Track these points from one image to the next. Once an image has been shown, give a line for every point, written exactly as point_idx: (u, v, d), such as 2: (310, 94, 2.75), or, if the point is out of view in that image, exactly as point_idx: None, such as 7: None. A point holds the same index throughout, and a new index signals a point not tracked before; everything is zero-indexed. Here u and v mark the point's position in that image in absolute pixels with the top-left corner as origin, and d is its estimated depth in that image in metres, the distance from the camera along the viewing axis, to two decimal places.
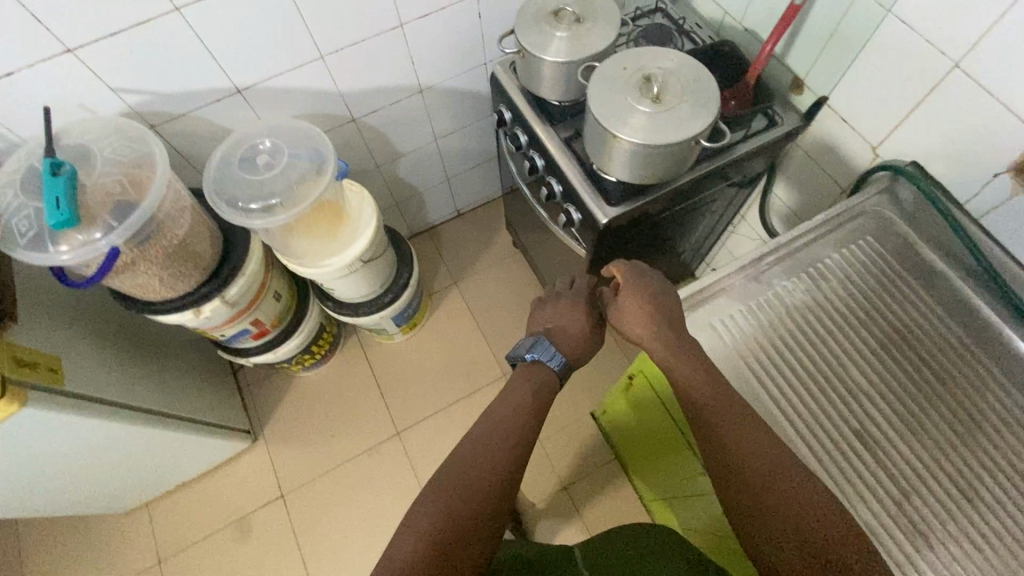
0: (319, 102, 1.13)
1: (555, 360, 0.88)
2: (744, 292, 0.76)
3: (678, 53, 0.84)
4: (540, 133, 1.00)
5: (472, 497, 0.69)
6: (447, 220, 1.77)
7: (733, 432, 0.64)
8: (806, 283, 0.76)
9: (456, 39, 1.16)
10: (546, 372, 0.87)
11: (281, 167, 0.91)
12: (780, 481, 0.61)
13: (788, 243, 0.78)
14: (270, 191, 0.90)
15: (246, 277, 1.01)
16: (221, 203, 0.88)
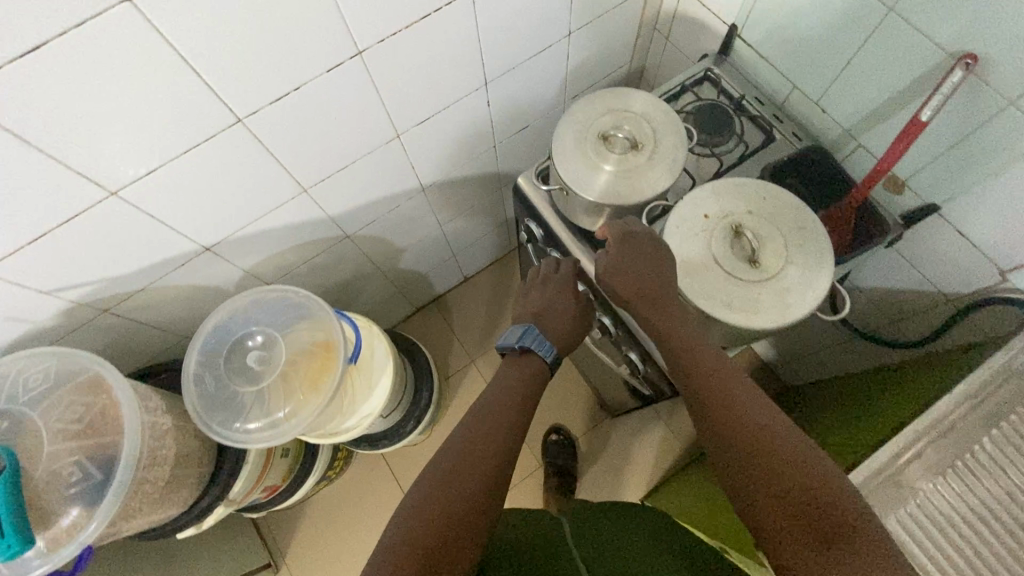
0: (306, 232, 0.93)
1: (544, 347, 0.77)
2: (883, 502, 0.66)
3: (770, 187, 0.66)
4: (586, 264, 0.82)
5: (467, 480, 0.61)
6: (455, 287, 1.59)
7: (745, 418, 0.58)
8: (954, 488, 0.65)
9: (462, 133, 0.96)
10: (531, 364, 0.77)
11: (280, 364, 0.75)
12: (787, 471, 0.52)
13: (924, 429, 0.68)
14: (270, 398, 0.74)
15: (250, 466, 0.84)
16: (213, 426, 0.71)
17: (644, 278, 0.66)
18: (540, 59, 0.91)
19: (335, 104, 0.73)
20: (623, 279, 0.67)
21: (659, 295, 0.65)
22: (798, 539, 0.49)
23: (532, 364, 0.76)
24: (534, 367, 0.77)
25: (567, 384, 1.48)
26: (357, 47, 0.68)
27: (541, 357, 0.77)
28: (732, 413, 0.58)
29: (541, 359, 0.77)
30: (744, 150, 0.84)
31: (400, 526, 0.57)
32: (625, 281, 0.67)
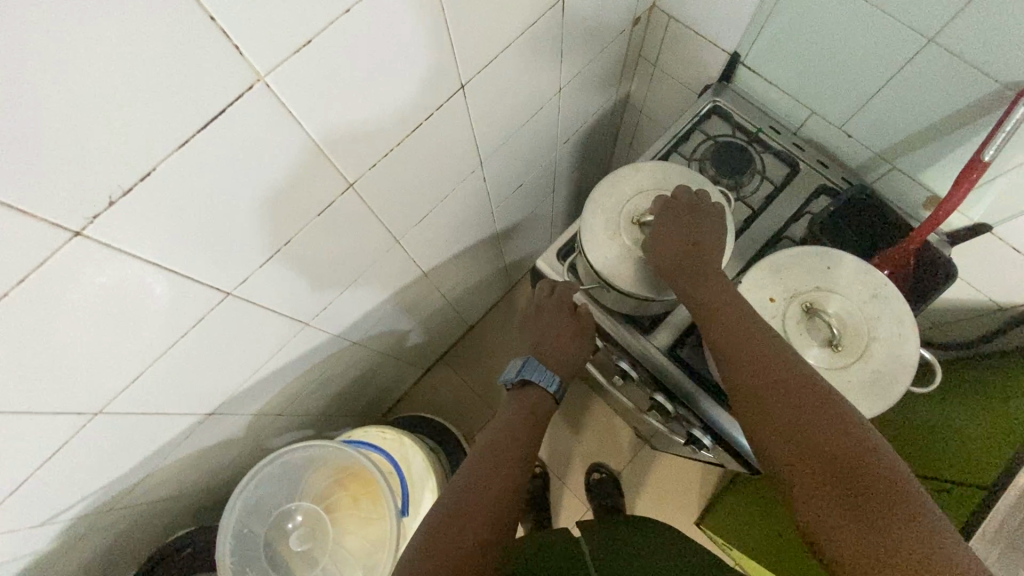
0: (313, 356, 0.83)
1: (545, 377, 0.74)
2: None
3: (831, 252, 0.61)
4: (631, 345, 0.76)
5: (488, 490, 0.59)
6: (462, 337, 1.51)
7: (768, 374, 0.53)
8: None
9: (462, 213, 0.87)
10: (535, 397, 0.73)
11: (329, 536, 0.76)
12: (815, 424, 0.49)
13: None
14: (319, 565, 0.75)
15: None
16: None
17: (681, 252, 0.62)
18: (531, 121, 0.82)
19: (328, 240, 0.64)
20: (661, 251, 0.61)
21: (693, 263, 0.62)
22: (825, 495, 0.46)
23: (533, 397, 0.73)
24: (538, 399, 0.73)
25: (598, 419, 1.43)
26: (346, 181, 0.58)
27: (543, 388, 0.74)
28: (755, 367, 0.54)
29: (543, 389, 0.74)
30: (771, 189, 0.78)
31: (434, 525, 0.55)
32: (663, 251, 0.61)
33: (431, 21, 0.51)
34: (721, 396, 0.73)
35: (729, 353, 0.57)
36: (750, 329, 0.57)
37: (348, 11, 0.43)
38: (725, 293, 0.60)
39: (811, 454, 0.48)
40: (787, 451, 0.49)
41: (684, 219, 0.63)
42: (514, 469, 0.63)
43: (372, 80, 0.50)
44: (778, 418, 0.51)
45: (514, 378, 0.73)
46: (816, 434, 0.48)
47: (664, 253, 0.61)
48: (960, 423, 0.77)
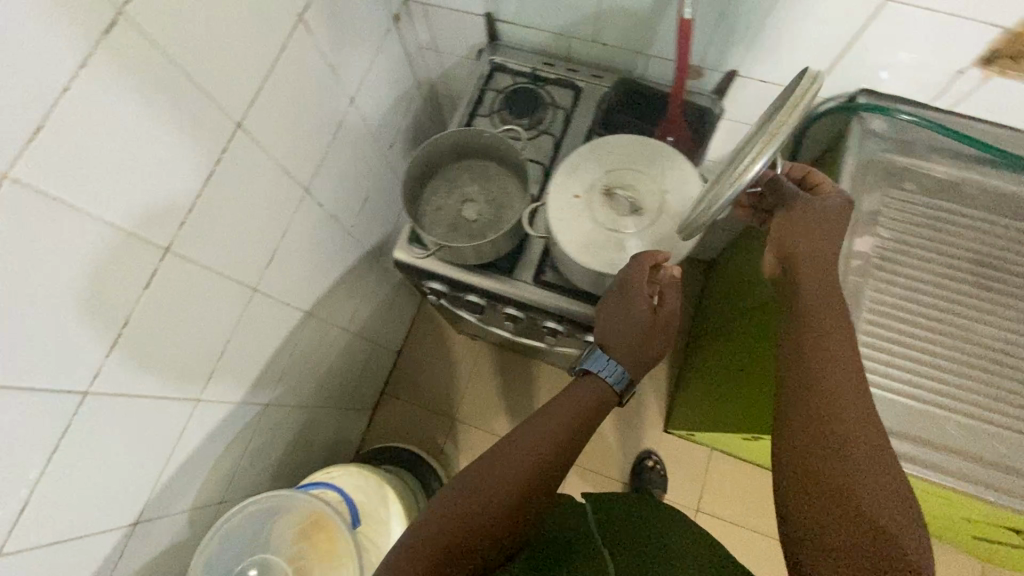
0: (225, 430, 0.83)
1: (613, 371, 0.65)
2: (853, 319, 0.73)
3: (609, 138, 0.69)
4: (503, 289, 0.82)
5: (502, 471, 0.60)
6: (395, 364, 1.52)
7: (838, 398, 0.55)
8: (892, 275, 0.71)
9: (315, 242, 0.89)
10: (597, 386, 0.66)
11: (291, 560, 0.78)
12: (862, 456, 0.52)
13: (880, 248, 0.72)
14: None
15: None
16: None
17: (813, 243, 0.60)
18: (340, 137, 0.87)
19: (175, 309, 0.66)
20: (804, 238, 0.60)
21: (824, 262, 0.60)
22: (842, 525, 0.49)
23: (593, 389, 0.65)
24: (602, 393, 0.66)
25: (546, 381, 1.49)
26: (160, 246, 0.60)
27: (604, 380, 0.65)
28: (832, 385, 0.56)
29: (609, 386, 0.66)
30: (565, 113, 0.87)
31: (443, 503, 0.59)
32: (801, 237, 0.60)
33: (166, 75, 0.54)
34: (591, 298, 0.80)
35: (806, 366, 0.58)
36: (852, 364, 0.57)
37: (66, 88, 0.46)
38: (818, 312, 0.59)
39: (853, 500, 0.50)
40: (823, 485, 0.52)
41: (830, 222, 0.61)
42: (541, 455, 0.62)
43: (133, 144, 0.53)
44: (842, 441, 0.53)
45: (578, 367, 0.67)
46: (863, 484, 0.50)
47: (808, 240, 0.60)
48: None
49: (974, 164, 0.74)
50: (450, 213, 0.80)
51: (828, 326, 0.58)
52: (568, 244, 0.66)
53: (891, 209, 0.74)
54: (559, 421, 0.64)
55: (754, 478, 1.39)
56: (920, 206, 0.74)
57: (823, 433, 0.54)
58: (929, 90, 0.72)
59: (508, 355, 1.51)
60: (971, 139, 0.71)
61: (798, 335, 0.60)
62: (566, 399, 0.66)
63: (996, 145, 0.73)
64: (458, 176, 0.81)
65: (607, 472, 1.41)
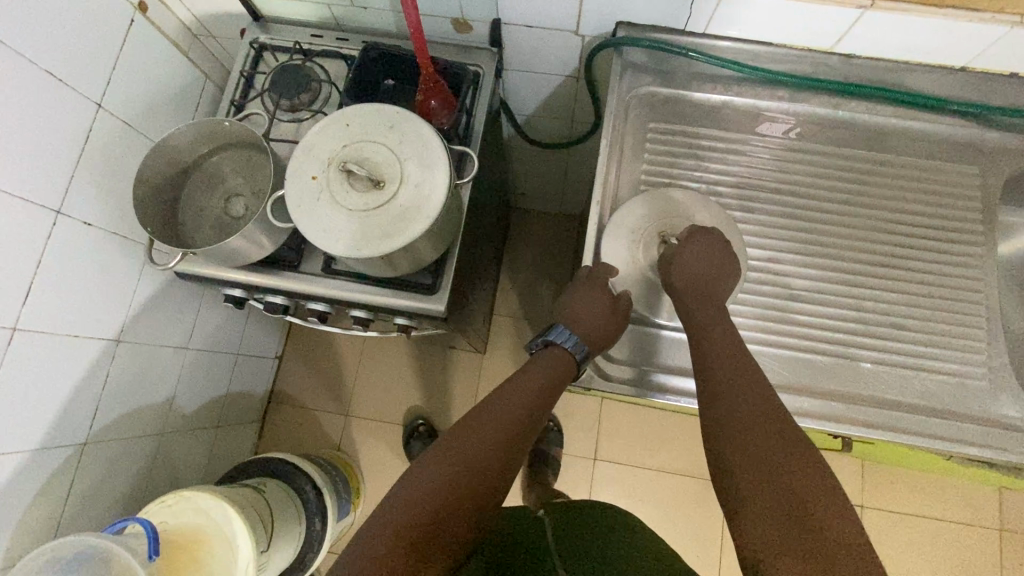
0: (26, 479, 0.78)
1: (571, 340, 0.70)
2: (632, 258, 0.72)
3: (343, 111, 0.65)
4: (294, 285, 0.77)
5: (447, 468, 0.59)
6: (278, 370, 1.47)
7: (750, 405, 0.57)
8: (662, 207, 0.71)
9: (94, 264, 0.83)
10: (557, 354, 0.70)
11: None
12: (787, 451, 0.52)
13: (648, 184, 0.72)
14: None
15: None
16: None
17: (704, 271, 0.64)
18: (95, 149, 0.80)
19: None
20: (691, 269, 0.64)
21: (706, 291, 0.65)
22: (782, 525, 0.47)
23: (557, 359, 0.70)
24: (558, 365, 0.70)
25: (434, 359, 1.47)
26: None
27: (568, 350, 0.70)
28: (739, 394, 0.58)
29: (567, 353, 0.70)
30: (337, 87, 0.82)
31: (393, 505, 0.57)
32: (680, 273, 0.64)
33: None
34: (380, 280, 0.77)
35: (722, 379, 0.60)
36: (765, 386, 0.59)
37: None
38: (724, 336, 0.63)
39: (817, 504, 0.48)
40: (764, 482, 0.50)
41: (724, 258, 0.66)
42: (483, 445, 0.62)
43: None
44: (766, 441, 0.53)
45: (538, 337, 0.72)
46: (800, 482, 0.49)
47: (685, 273, 0.64)
48: None
49: (732, 84, 0.73)
50: (214, 211, 0.74)
51: (733, 344, 0.62)
52: (307, 229, 0.61)
53: (655, 143, 0.73)
54: (497, 412, 0.65)
55: (645, 418, 1.43)
56: (683, 135, 0.74)
57: (751, 436, 0.54)
58: (675, 16, 0.70)
59: (393, 340, 1.48)
60: (717, 61, 0.70)
61: (704, 354, 0.62)
62: (503, 391, 0.68)
63: (746, 63, 0.72)
64: (219, 170, 0.75)
65: None
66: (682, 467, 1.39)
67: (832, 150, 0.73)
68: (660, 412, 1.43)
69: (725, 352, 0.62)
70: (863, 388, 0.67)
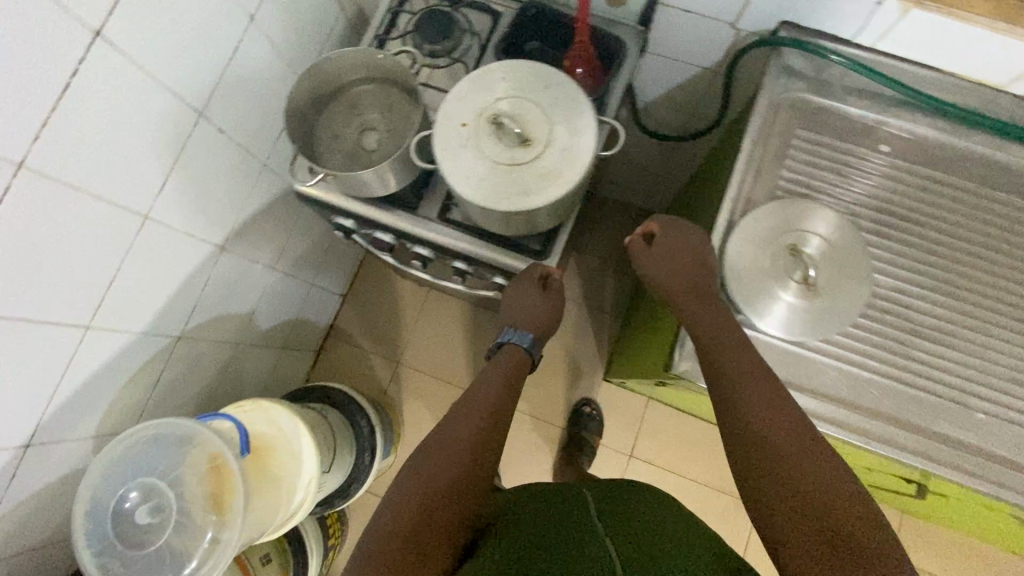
0: (128, 361, 0.83)
1: (523, 338, 0.86)
2: None
3: (501, 63, 0.65)
4: (405, 225, 0.79)
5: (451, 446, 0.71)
6: (340, 308, 1.52)
7: (754, 404, 0.62)
8: None
9: (217, 172, 0.86)
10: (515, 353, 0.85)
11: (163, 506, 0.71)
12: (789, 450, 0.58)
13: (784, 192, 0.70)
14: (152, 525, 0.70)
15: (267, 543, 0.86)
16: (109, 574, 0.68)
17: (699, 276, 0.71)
18: (240, 60, 0.82)
19: (45, 232, 0.64)
20: (672, 270, 0.73)
21: (704, 288, 0.70)
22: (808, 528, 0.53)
23: (513, 355, 0.85)
24: (517, 359, 0.85)
25: (488, 327, 1.49)
26: (11, 161, 0.58)
27: (519, 345, 0.86)
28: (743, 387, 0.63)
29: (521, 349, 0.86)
30: (479, 41, 0.82)
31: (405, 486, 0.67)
32: (670, 273, 0.73)
33: None
34: (493, 236, 0.78)
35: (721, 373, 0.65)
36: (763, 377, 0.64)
37: None
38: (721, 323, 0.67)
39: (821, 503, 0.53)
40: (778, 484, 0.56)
41: (699, 250, 0.73)
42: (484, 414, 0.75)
43: None
44: (774, 439, 0.59)
45: (494, 342, 0.85)
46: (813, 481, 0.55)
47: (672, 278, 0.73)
48: (712, 185, 0.87)
49: (890, 104, 0.71)
50: (348, 142, 0.76)
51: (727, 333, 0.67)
52: (450, 175, 0.63)
53: (797, 150, 0.72)
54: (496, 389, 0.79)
55: (689, 425, 1.42)
56: (829, 147, 0.71)
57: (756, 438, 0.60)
58: (848, 25, 0.68)
59: (454, 300, 1.51)
60: (884, 80, 0.68)
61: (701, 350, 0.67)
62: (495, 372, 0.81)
63: (912, 85, 0.69)
64: (358, 102, 0.77)
65: (543, 417, 1.45)
66: (716, 481, 1.39)
67: (982, 191, 0.70)
68: (704, 423, 1.42)
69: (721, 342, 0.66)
70: (969, 436, 0.65)
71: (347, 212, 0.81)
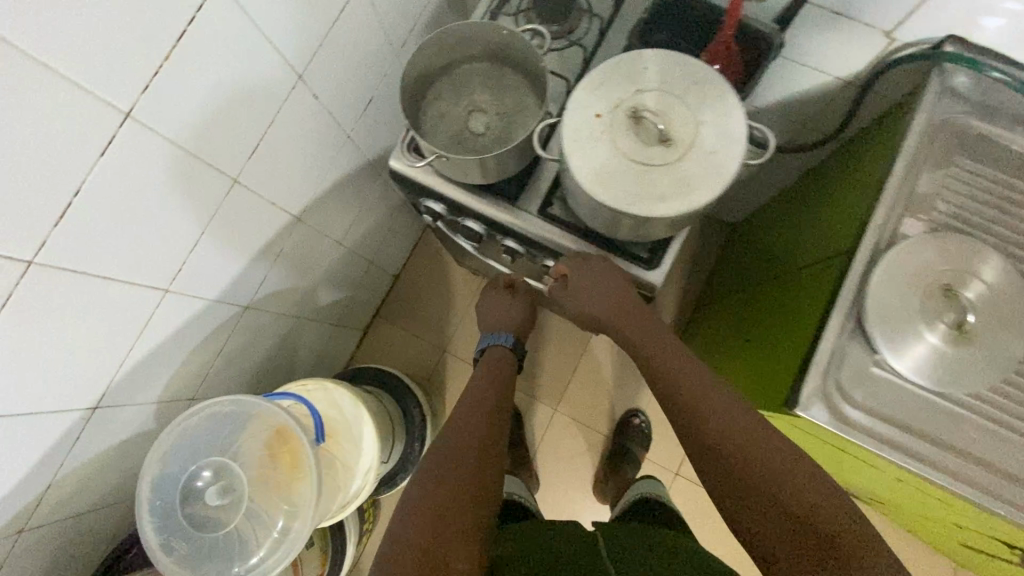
0: (197, 328, 0.80)
1: (505, 340, 0.93)
2: None
3: (647, 52, 0.59)
4: (504, 217, 0.74)
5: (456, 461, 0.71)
6: (389, 288, 1.47)
7: (708, 410, 0.65)
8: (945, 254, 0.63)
9: (305, 141, 0.82)
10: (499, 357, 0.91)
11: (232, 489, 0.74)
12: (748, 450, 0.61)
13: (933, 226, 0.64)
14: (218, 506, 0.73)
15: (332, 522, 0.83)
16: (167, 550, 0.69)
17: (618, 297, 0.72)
18: (343, 22, 0.77)
19: (140, 188, 0.60)
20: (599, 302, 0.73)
21: (641, 313, 0.74)
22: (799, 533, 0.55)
23: (496, 357, 0.92)
24: (502, 365, 0.91)
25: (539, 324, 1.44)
26: (120, 110, 0.53)
27: (505, 349, 0.92)
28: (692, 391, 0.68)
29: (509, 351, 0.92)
30: (601, 25, 0.76)
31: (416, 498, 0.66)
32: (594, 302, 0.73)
33: None
34: (599, 239, 0.73)
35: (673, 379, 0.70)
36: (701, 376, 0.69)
37: None
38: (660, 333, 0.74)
39: (778, 481, 0.58)
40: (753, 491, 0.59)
41: (618, 282, 0.71)
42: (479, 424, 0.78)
43: None
44: (735, 443, 0.62)
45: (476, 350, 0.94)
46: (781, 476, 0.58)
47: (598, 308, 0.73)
48: (831, 206, 0.80)
49: None
50: (454, 122, 0.71)
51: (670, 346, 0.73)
52: (580, 169, 0.57)
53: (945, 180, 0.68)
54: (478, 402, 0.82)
55: None
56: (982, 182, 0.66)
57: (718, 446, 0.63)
58: None
59: None
60: None
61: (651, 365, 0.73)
62: (477, 394, 0.84)
63: None
64: (470, 80, 0.72)
65: (587, 423, 1.40)
66: None
67: None
68: None
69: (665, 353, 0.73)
70: None
71: (442, 197, 0.76)
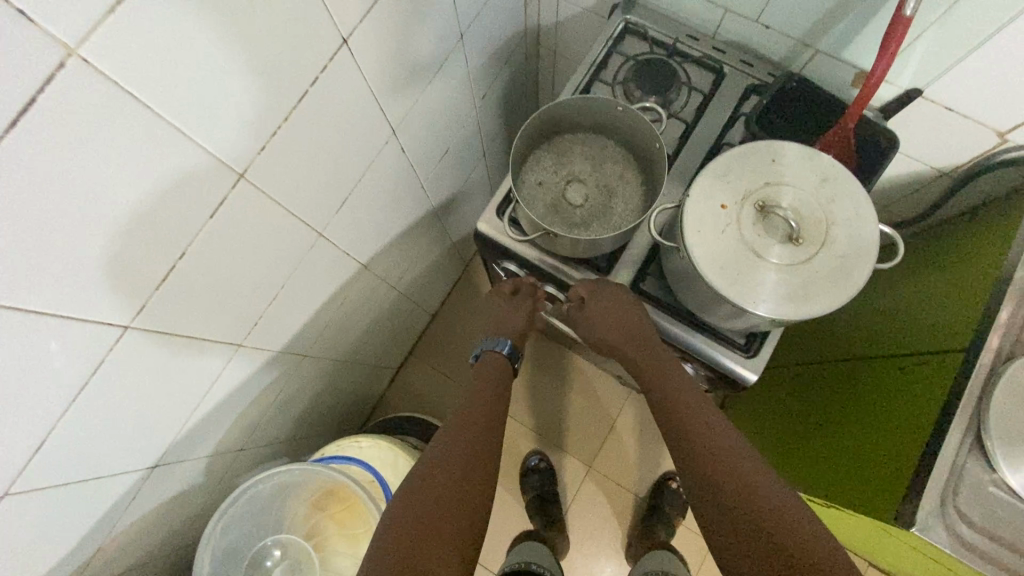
0: (257, 380, 0.76)
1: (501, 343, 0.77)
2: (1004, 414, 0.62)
3: (777, 144, 0.57)
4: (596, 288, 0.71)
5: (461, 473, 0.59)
6: (426, 327, 1.43)
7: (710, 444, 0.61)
8: None
9: (387, 193, 0.80)
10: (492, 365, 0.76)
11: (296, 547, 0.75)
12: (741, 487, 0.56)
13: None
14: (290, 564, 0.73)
15: None
16: None
17: (625, 329, 0.69)
18: (440, 80, 0.76)
19: (236, 248, 0.57)
20: (608, 329, 0.69)
21: (651, 343, 0.70)
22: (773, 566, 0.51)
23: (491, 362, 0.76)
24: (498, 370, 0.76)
25: (577, 373, 1.40)
26: (235, 171, 0.50)
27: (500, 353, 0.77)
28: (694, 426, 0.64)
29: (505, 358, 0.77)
30: (702, 98, 0.75)
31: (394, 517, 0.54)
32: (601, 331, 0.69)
33: None
34: (696, 324, 0.70)
35: (679, 413, 0.66)
36: (712, 412, 0.65)
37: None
38: (676, 371, 0.69)
39: (765, 513, 0.54)
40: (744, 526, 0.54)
41: (635, 314, 0.69)
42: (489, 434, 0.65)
43: (228, 43, 0.41)
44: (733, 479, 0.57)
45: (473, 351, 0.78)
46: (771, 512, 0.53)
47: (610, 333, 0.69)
48: (921, 294, 0.78)
49: None
50: (551, 190, 0.68)
51: (678, 382, 0.68)
52: (703, 262, 0.55)
53: None
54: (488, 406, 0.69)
55: None
56: None
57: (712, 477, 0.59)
58: None
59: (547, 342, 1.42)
60: None
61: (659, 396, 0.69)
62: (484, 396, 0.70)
63: None
64: (569, 150, 0.70)
65: (620, 480, 1.35)
66: None
67: None
68: None
69: (676, 385, 0.68)
70: None
71: (527, 262, 0.74)
